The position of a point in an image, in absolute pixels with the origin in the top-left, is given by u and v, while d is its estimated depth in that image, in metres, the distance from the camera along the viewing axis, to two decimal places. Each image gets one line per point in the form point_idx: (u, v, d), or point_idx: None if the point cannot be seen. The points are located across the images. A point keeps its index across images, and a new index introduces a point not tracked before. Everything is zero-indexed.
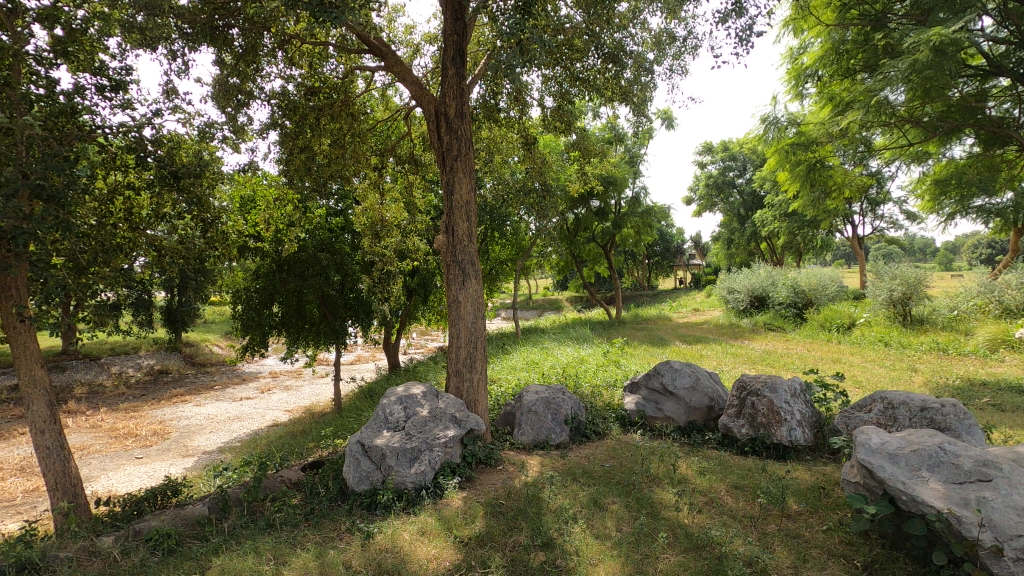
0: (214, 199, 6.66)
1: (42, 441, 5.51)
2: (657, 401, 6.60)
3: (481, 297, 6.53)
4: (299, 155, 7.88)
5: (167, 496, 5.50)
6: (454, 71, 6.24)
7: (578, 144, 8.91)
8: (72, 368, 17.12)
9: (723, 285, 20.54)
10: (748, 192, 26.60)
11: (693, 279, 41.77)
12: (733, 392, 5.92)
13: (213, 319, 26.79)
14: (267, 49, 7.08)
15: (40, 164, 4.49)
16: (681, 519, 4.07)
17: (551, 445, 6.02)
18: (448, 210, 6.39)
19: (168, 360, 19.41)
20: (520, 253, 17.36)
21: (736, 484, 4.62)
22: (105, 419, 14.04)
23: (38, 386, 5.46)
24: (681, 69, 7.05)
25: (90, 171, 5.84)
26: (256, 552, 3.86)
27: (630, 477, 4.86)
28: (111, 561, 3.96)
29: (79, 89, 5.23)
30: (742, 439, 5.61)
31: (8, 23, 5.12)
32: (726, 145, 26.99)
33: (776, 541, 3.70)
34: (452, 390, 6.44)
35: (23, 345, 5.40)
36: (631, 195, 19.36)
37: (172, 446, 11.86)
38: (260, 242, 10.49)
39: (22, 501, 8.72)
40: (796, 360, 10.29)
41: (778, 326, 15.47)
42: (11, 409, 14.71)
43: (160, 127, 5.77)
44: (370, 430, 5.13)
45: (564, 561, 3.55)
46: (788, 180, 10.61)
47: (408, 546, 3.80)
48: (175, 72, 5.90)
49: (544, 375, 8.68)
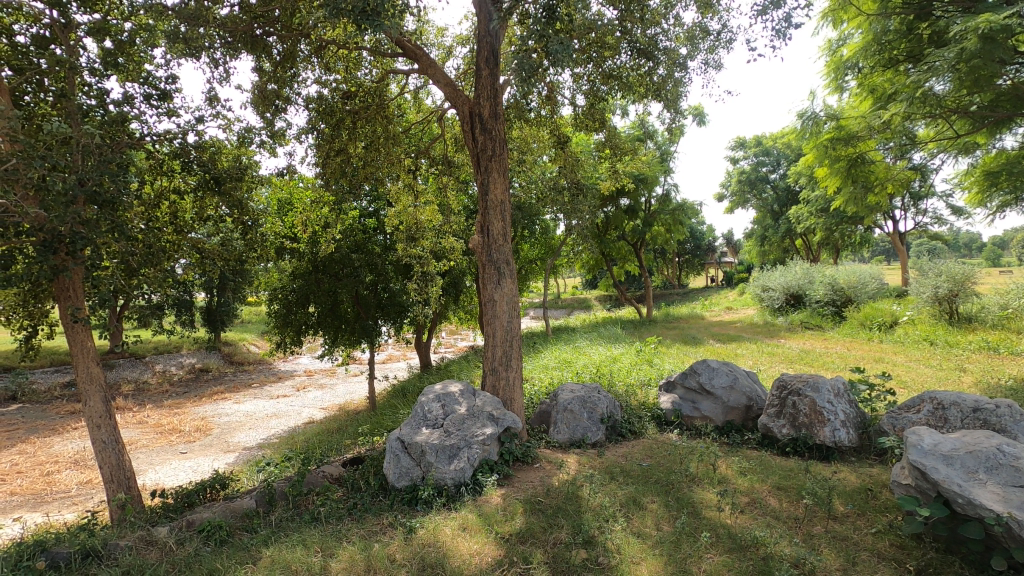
0: (253, 203, 6.82)
1: (99, 435, 5.77)
2: (694, 400, 6.53)
3: (517, 296, 6.55)
4: (335, 158, 8.10)
5: (216, 489, 5.74)
6: (488, 71, 6.30)
7: (611, 143, 8.89)
8: (119, 366, 17.84)
9: (757, 283, 20.08)
10: (782, 188, 26.05)
11: (725, 277, 40.92)
12: (773, 392, 5.85)
13: (249, 319, 27.55)
14: (304, 54, 7.26)
15: (96, 170, 4.70)
16: (723, 519, 4.02)
17: (587, 444, 6.01)
18: (483, 210, 6.43)
19: (208, 360, 20.07)
20: (550, 252, 17.36)
21: (778, 484, 4.55)
22: (151, 415, 14.60)
23: (94, 383, 5.71)
24: (715, 63, 6.96)
25: (139, 176, 6.09)
26: (303, 544, 3.97)
27: (670, 477, 4.82)
28: (167, 550, 4.12)
29: (128, 98, 5.46)
30: (784, 439, 5.50)
31: (63, 37, 5.45)
32: (759, 140, 26.54)
33: (823, 542, 3.64)
34: (489, 388, 6.50)
35: (81, 343, 5.65)
36: (662, 192, 19.18)
37: (214, 442, 12.25)
38: (296, 244, 10.77)
39: (78, 492, 9.15)
40: (836, 360, 10.00)
41: (815, 326, 15.03)
42: (65, 405, 15.45)
43: (203, 133, 6.00)
44: (410, 427, 5.23)
45: (606, 559, 3.55)
46: (827, 176, 10.30)
47: (450, 542, 3.86)
48: (217, 79, 6.10)
49: (577, 373, 8.69)
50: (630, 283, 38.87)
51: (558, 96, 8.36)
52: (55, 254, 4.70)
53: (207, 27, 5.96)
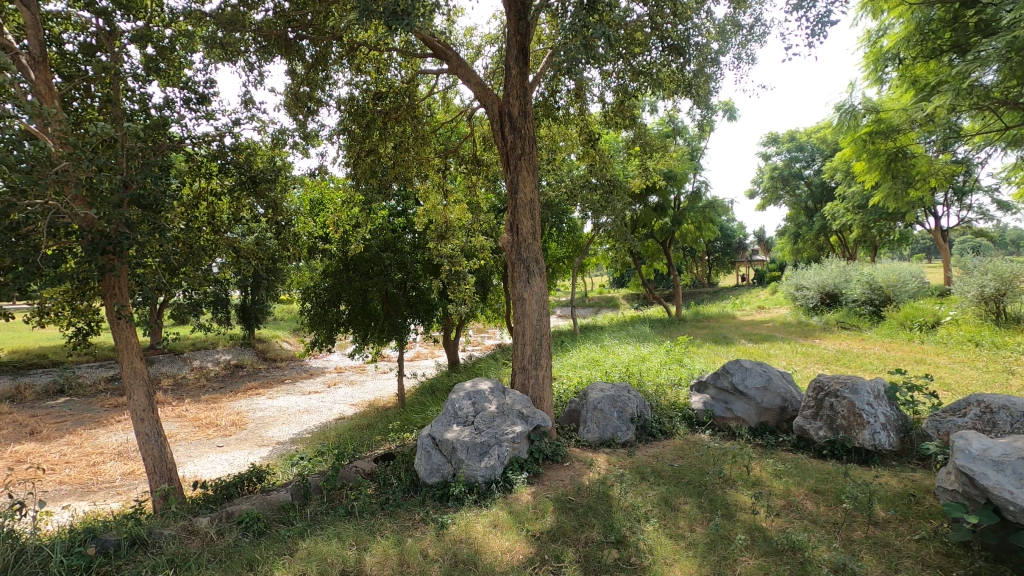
0: (287, 203, 6.96)
1: (142, 427, 5.99)
2: (726, 401, 6.42)
3: (546, 295, 6.54)
4: (365, 158, 8.24)
5: (253, 482, 5.91)
6: (518, 70, 6.29)
7: (640, 140, 8.80)
8: (159, 362, 18.48)
9: (791, 282, 19.66)
10: (816, 184, 25.39)
11: (756, 276, 40.17)
12: (809, 393, 5.73)
13: (282, 317, 28.22)
14: (335, 57, 7.38)
15: (140, 173, 4.86)
16: (758, 522, 3.95)
17: (617, 443, 5.98)
18: (512, 208, 6.44)
19: (243, 356, 20.63)
20: (578, 251, 17.29)
21: (815, 488, 4.45)
22: (189, 409, 15.11)
23: (138, 377, 5.93)
24: (748, 57, 6.83)
25: (179, 178, 6.30)
26: (338, 538, 4.05)
27: (702, 478, 4.76)
28: (209, 540, 4.25)
29: (169, 102, 5.65)
30: (820, 442, 5.38)
31: (108, 44, 5.69)
32: (793, 135, 25.95)
33: (863, 548, 3.54)
34: (518, 386, 6.52)
35: (125, 339, 5.87)
36: (691, 190, 18.95)
37: (249, 436, 12.59)
38: (328, 243, 10.99)
39: (122, 482, 9.52)
40: (875, 360, 9.71)
41: (852, 325, 14.63)
42: (110, 398, 16.10)
43: (239, 135, 6.16)
44: (441, 425, 5.28)
45: (638, 559, 3.53)
46: (866, 170, 9.98)
47: (482, 538, 3.89)
48: (252, 83, 6.27)
49: (606, 373, 8.64)
50: (658, 281, 38.50)
51: (586, 94, 8.32)
52: (101, 253, 4.88)
53: (243, 32, 6.13)
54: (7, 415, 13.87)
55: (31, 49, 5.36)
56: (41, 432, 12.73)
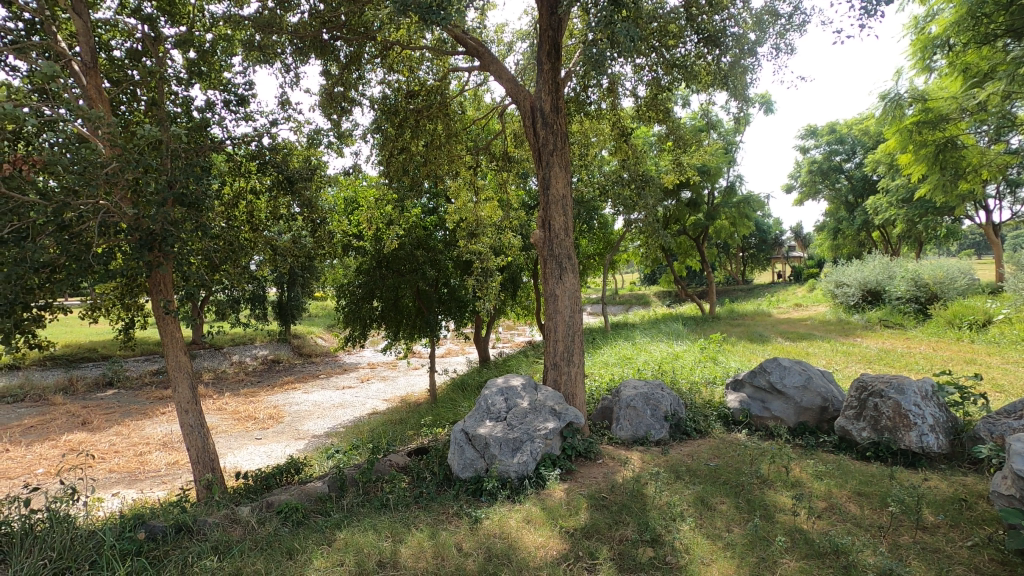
0: (322, 202, 7.09)
1: (186, 419, 6.21)
2: (764, 400, 6.26)
3: (578, 291, 6.50)
4: (398, 156, 8.34)
5: (291, 474, 6.06)
6: (550, 65, 6.26)
7: (673, 134, 8.66)
8: (200, 356, 19.15)
9: (830, 279, 19.05)
10: (858, 177, 24.52)
11: (793, 273, 39.14)
12: (851, 393, 5.54)
13: (317, 313, 28.87)
14: (369, 57, 7.48)
15: (183, 173, 5.01)
16: (798, 524, 3.85)
17: (650, 441, 5.92)
18: (544, 204, 6.42)
19: (279, 351, 21.18)
20: (609, 247, 17.12)
21: (859, 490, 4.31)
22: (229, 402, 15.59)
23: (182, 370, 6.15)
24: (787, 47, 6.64)
25: (220, 178, 6.48)
26: (374, 529, 4.12)
27: (740, 478, 4.66)
28: (251, 528, 4.37)
29: (210, 105, 5.85)
30: (863, 443, 5.22)
31: (153, 49, 5.92)
32: (833, 127, 25.14)
33: (911, 553, 3.42)
34: (550, 383, 6.51)
35: (170, 334, 6.09)
36: (726, 184, 18.57)
37: (285, 429, 12.92)
38: (362, 241, 11.14)
39: (166, 472, 9.89)
40: (921, 360, 9.33)
41: (896, 323, 14.10)
42: (155, 391, 16.74)
43: (276, 136, 6.31)
44: (474, 420, 5.31)
45: (674, 558, 3.49)
46: (911, 163, 9.57)
47: (515, 533, 3.90)
48: (288, 84, 6.43)
49: (638, 371, 8.53)
50: (690, 278, 37.86)
51: (618, 88, 8.22)
52: (148, 251, 5.05)
53: (279, 34, 6.31)
54: (61, 406, 14.58)
55: (83, 56, 5.61)
56: (92, 423, 13.35)
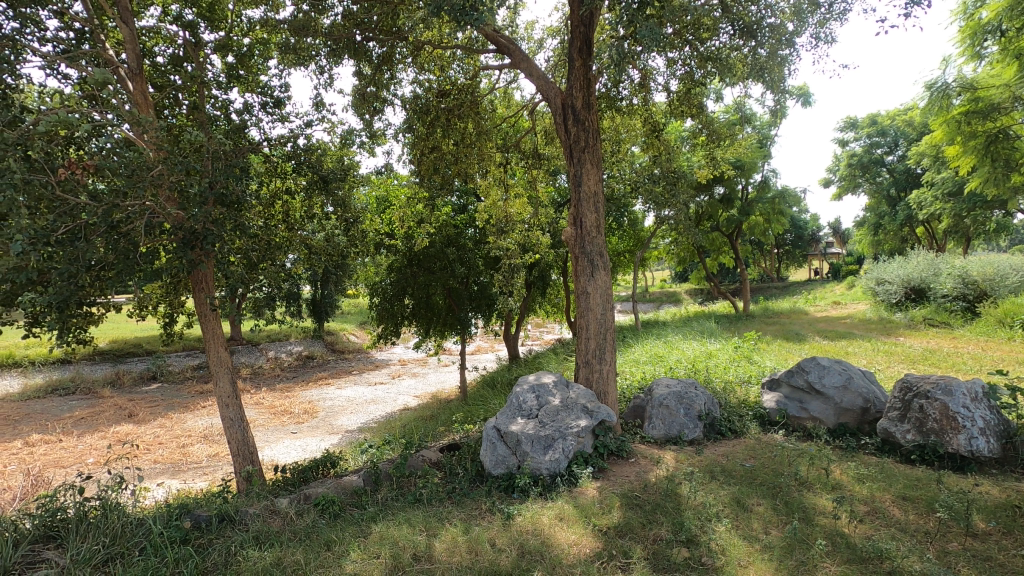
0: (354, 201, 7.20)
1: (227, 412, 6.42)
2: (802, 400, 6.11)
3: (610, 288, 6.45)
4: (429, 155, 8.40)
5: (327, 467, 6.20)
6: (581, 62, 6.23)
7: (707, 129, 8.50)
8: (238, 352, 19.73)
9: (870, 276, 18.42)
10: (900, 170, 23.63)
11: (831, 270, 37.97)
12: (895, 394, 5.36)
13: (349, 310, 29.39)
14: (400, 57, 7.56)
15: (223, 174, 5.17)
16: (840, 527, 3.75)
17: (684, 441, 5.84)
18: (576, 201, 6.38)
19: (313, 348, 21.65)
20: (639, 244, 16.90)
21: (903, 494, 4.17)
22: (266, 397, 16.01)
23: (223, 365, 6.35)
24: (827, 37, 6.43)
25: (257, 179, 6.66)
26: (409, 523, 4.18)
27: (777, 479, 4.57)
28: (290, 519, 4.49)
29: (249, 107, 6.01)
30: (908, 446, 5.04)
31: (194, 54, 6.13)
32: (874, 119, 24.28)
33: (960, 560, 3.29)
34: (582, 380, 6.49)
35: (212, 330, 6.30)
36: (760, 179, 18.13)
37: (320, 424, 13.20)
38: (393, 240, 11.30)
39: (208, 464, 10.23)
40: (970, 360, 8.95)
41: (942, 322, 13.54)
42: (196, 385, 17.32)
43: (310, 137, 6.44)
44: (506, 417, 5.33)
45: (711, 560, 3.44)
46: (960, 155, 9.16)
47: (548, 530, 3.91)
48: (322, 85, 6.56)
49: (670, 369, 8.43)
50: (723, 275, 37.13)
51: (650, 83, 8.11)
52: (191, 250, 5.22)
53: (313, 37, 6.43)
54: (109, 399, 15.23)
55: (130, 63, 5.83)
56: (138, 415, 13.90)
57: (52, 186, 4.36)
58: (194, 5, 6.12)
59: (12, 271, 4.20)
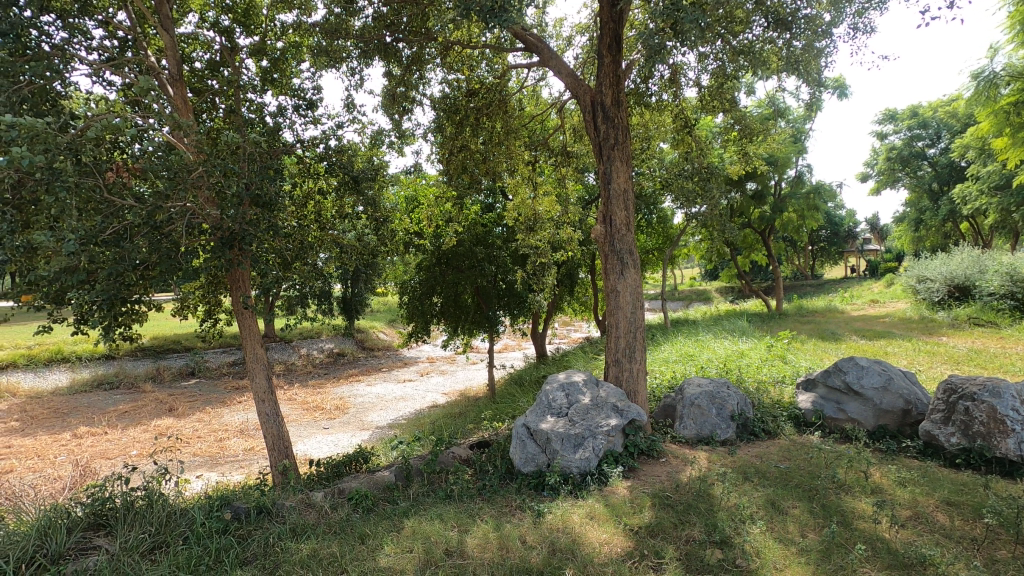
0: (385, 200, 7.30)
1: (263, 408, 6.60)
2: (838, 401, 5.96)
3: (641, 286, 6.40)
4: (458, 155, 8.47)
5: (360, 462, 6.32)
6: (610, 58, 6.19)
7: (739, 124, 8.35)
8: (272, 349, 20.24)
9: (910, 274, 17.82)
10: (943, 163, 22.79)
11: (868, 267, 36.83)
12: (938, 395, 5.18)
13: (378, 309, 29.85)
14: (430, 58, 7.63)
15: (258, 175, 5.30)
16: (880, 532, 3.65)
17: (716, 441, 5.75)
18: (606, 199, 6.34)
19: (344, 345, 22.06)
20: (669, 242, 16.67)
21: (948, 499, 4.04)
22: (298, 393, 16.36)
23: (259, 362, 6.52)
24: (866, 26, 6.24)
25: (291, 180, 6.80)
26: (441, 519, 4.23)
27: (813, 481, 4.46)
28: (324, 512, 4.59)
29: (282, 110, 6.15)
30: (952, 449, 4.86)
31: (229, 59, 6.33)
32: (915, 111, 23.44)
33: (1010, 568, 3.17)
34: (612, 379, 6.45)
35: (248, 328, 6.47)
36: (794, 174, 17.71)
37: (351, 420, 13.43)
38: (422, 239, 11.42)
39: (244, 457, 10.51)
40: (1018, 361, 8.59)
41: (988, 322, 13.02)
42: (232, 381, 17.81)
43: (341, 138, 6.56)
44: (536, 415, 5.33)
45: (745, 561, 3.39)
46: (1008, 146, 8.78)
47: (579, 529, 3.91)
48: (352, 87, 6.66)
49: (701, 368, 8.32)
50: (755, 273, 36.42)
51: (681, 78, 8.00)
52: (230, 250, 5.38)
53: (344, 39, 6.53)
54: (150, 394, 15.80)
55: (171, 69, 6.00)
56: (178, 409, 14.38)
57: (100, 189, 4.54)
58: (229, 11, 6.34)
59: (62, 271, 4.38)
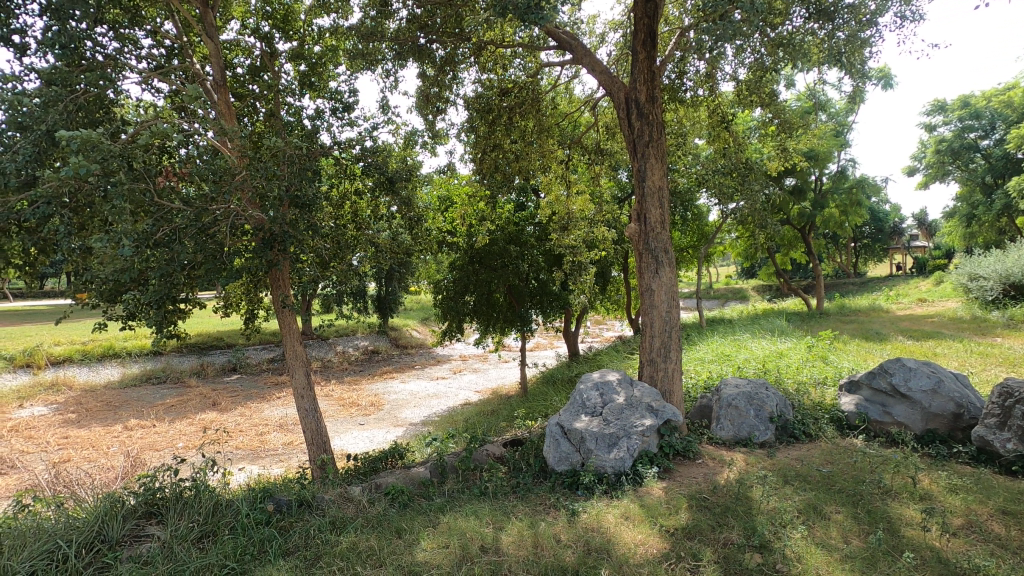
0: (419, 200, 7.39)
1: (302, 403, 6.78)
2: (884, 404, 5.75)
3: (676, 285, 6.31)
4: (490, 154, 8.51)
5: (396, 458, 6.42)
6: (645, 54, 6.11)
7: (778, 118, 8.15)
8: (310, 346, 20.74)
9: (961, 272, 17.05)
10: (997, 155, 21.73)
11: (915, 265, 35.39)
12: (992, 399, 4.94)
13: (412, 307, 30.26)
14: (463, 58, 7.68)
15: (297, 177, 5.44)
16: (929, 541, 3.52)
17: (754, 443, 5.63)
18: (640, 196, 6.27)
19: (378, 343, 22.44)
20: (704, 240, 16.36)
21: (1004, 507, 3.86)
22: (335, 389, 16.72)
23: (298, 358, 6.71)
24: (915, 14, 5.99)
25: (328, 181, 6.96)
26: (476, 515, 4.28)
27: (857, 486, 4.33)
28: (362, 506, 4.69)
29: (320, 113, 6.30)
30: (1009, 456, 4.65)
31: (269, 64, 6.53)
32: (966, 101, 22.42)
33: None
34: (646, 378, 6.39)
35: (288, 325, 6.65)
36: (837, 169, 17.22)
37: (386, 416, 13.66)
38: (455, 238, 11.51)
39: (284, 451, 10.82)
40: None
41: None
42: (271, 377, 18.35)
43: (377, 139, 6.68)
44: (570, 414, 5.33)
45: (785, 566, 3.32)
46: None
47: (614, 529, 3.89)
48: (387, 88, 6.77)
49: (738, 368, 8.15)
50: (794, 272, 35.43)
51: (717, 73, 7.84)
52: (270, 250, 5.54)
53: (379, 42, 6.64)
54: (195, 389, 16.40)
55: (215, 74, 6.21)
56: (221, 404, 14.91)
57: (151, 192, 4.74)
58: (269, 17, 6.54)
59: (117, 271, 4.60)
